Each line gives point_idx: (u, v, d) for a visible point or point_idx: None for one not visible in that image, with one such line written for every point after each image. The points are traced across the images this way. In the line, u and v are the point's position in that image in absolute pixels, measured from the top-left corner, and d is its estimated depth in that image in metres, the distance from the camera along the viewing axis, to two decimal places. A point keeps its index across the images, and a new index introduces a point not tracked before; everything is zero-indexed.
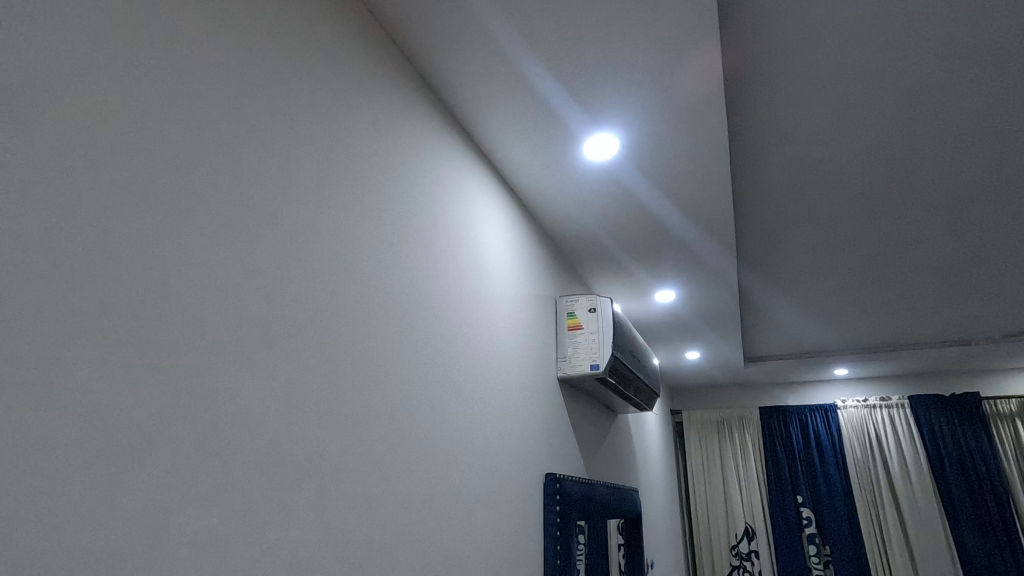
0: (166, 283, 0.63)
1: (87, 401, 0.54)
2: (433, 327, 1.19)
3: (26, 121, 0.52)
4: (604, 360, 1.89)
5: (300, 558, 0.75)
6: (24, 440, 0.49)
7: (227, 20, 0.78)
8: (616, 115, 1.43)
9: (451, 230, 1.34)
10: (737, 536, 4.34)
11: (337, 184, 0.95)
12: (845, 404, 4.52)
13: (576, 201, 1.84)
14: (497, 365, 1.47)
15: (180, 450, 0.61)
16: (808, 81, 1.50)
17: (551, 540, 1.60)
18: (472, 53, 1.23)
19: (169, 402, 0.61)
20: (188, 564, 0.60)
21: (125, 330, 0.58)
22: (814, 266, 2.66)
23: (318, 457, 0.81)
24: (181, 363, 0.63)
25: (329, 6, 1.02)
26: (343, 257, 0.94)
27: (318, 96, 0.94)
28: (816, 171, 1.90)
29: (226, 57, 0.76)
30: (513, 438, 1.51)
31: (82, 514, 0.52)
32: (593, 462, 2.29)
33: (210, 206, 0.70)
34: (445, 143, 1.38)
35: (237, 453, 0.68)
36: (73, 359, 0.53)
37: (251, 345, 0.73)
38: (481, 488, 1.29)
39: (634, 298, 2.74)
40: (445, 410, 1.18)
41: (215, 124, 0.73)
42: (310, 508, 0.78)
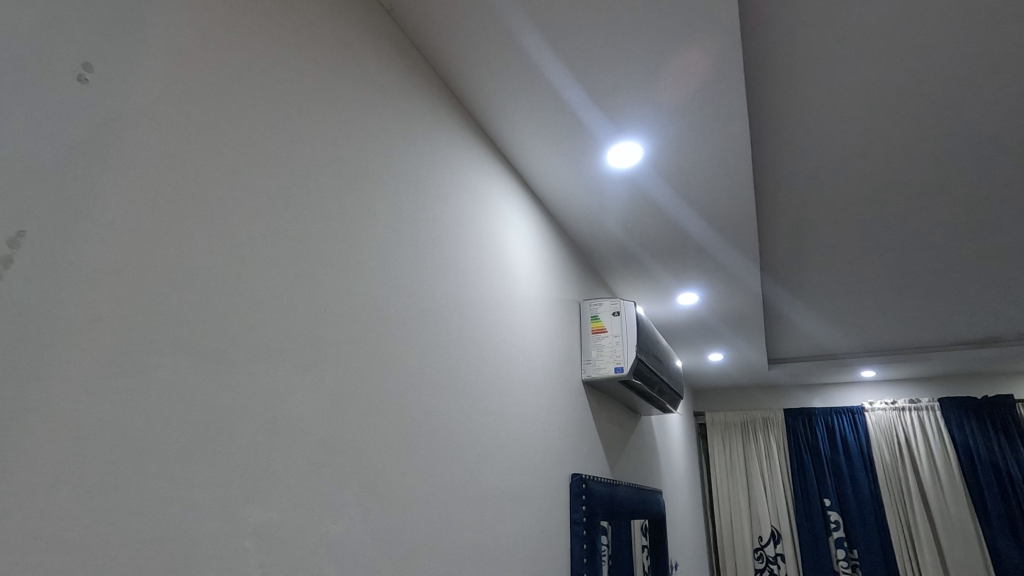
0: (229, 295, 0.69)
1: (168, 404, 0.60)
2: (463, 331, 1.24)
3: (116, 154, 0.59)
4: (628, 363, 1.92)
5: (348, 552, 0.81)
6: (118, 438, 0.55)
7: (277, 48, 0.84)
8: (640, 124, 1.46)
9: (480, 238, 1.39)
10: (762, 539, 4.31)
11: (374, 197, 1.01)
12: (872, 406, 4.44)
13: (599, 208, 1.87)
14: (523, 368, 1.51)
15: (244, 450, 0.67)
16: (832, 86, 1.51)
17: (578, 539, 1.64)
18: (498, 64, 1.27)
19: (234, 405, 0.67)
20: (253, 554, 0.66)
21: (192, 338, 0.64)
22: (840, 268, 2.64)
23: (362, 456, 0.87)
24: (243, 370, 0.69)
25: (364, 28, 1.07)
26: (381, 267, 0.99)
27: (356, 114, 1.00)
28: (841, 175, 1.90)
29: (276, 83, 0.82)
30: (540, 439, 1.55)
31: (166, 505, 0.58)
32: (616, 464, 2.32)
33: (264, 224, 0.76)
34: (472, 153, 1.43)
35: (290, 453, 0.74)
36: (153, 366, 0.59)
37: (301, 349, 0.79)
38: (511, 487, 1.34)
39: (656, 301, 2.75)
40: (474, 412, 1.23)
41: (267, 147, 0.79)
42: (355, 505, 0.84)
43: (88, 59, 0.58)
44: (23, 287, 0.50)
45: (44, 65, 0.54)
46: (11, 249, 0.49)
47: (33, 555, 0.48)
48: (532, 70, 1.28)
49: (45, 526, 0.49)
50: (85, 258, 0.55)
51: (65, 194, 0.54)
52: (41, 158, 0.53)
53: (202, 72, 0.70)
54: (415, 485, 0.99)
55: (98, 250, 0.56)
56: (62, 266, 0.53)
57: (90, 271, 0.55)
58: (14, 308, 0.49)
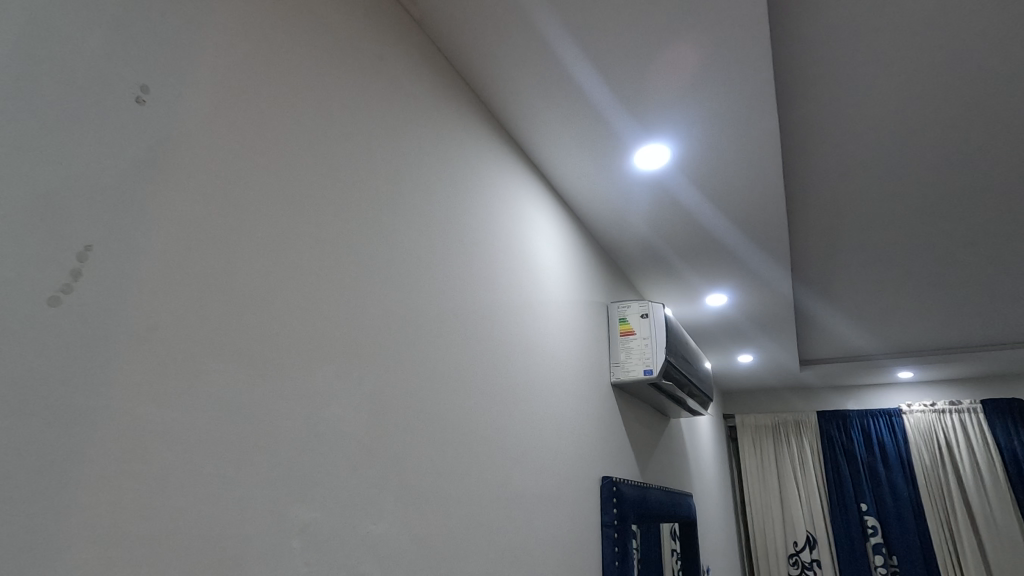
0: (275, 303, 0.72)
1: (221, 408, 0.63)
2: (493, 333, 1.25)
3: (171, 171, 0.62)
4: (657, 365, 1.91)
5: (387, 552, 0.83)
6: (179, 440, 0.58)
7: (315, 64, 0.87)
8: (668, 125, 1.46)
9: (509, 242, 1.40)
10: (797, 544, 4.22)
11: (407, 206, 1.03)
12: (910, 409, 4.31)
13: (626, 210, 1.87)
14: (552, 370, 1.52)
15: (290, 453, 0.70)
16: (865, 83, 1.48)
17: (609, 542, 1.64)
18: (524, 69, 1.28)
19: (280, 410, 0.70)
20: (299, 553, 0.69)
21: (242, 346, 0.67)
22: (875, 268, 2.57)
23: (400, 458, 0.89)
24: (289, 376, 0.72)
25: (398, 41, 1.10)
26: (415, 272, 1.02)
27: (390, 126, 1.02)
28: (875, 173, 1.85)
29: (314, 99, 0.85)
30: (570, 440, 1.55)
31: (223, 504, 0.61)
32: (646, 467, 2.30)
33: (305, 235, 0.79)
34: (500, 159, 1.44)
35: (332, 456, 0.76)
36: (205, 372, 0.62)
37: (343, 356, 0.81)
38: (543, 490, 1.35)
39: (684, 303, 2.73)
40: (506, 414, 1.24)
41: (307, 161, 0.81)
42: (395, 506, 0.86)
43: (145, 82, 0.61)
44: (90, 300, 0.53)
45: (107, 90, 0.57)
46: (80, 263, 0.53)
47: (106, 550, 0.51)
48: (559, 72, 1.28)
49: (115, 524, 0.52)
50: (145, 271, 0.58)
51: (129, 211, 0.57)
52: (105, 176, 0.56)
53: (246, 90, 0.73)
54: (452, 487, 1.01)
55: (156, 263, 0.59)
56: (125, 277, 0.56)
57: (150, 281, 0.58)
58: (85, 319, 0.52)
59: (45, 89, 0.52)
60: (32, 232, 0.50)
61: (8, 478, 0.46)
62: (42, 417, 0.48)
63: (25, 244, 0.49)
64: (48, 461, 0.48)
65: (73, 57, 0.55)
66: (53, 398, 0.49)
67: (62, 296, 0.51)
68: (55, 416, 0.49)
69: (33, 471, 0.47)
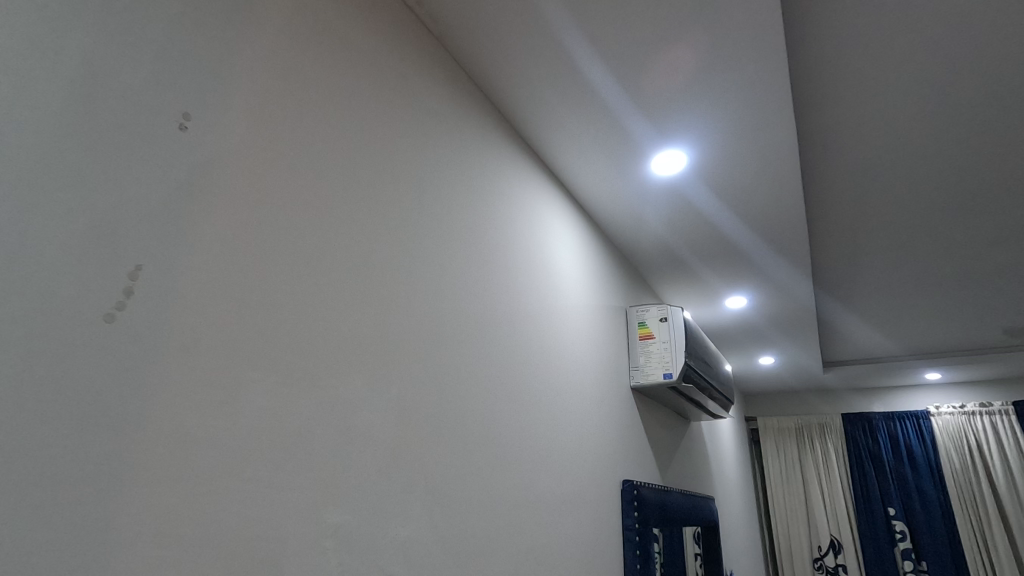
0: (308, 317, 0.75)
1: (259, 416, 0.67)
2: (514, 339, 1.28)
3: (211, 193, 0.66)
4: (677, 369, 1.92)
5: (415, 554, 0.86)
6: (222, 445, 0.62)
7: (342, 85, 0.90)
8: (685, 131, 1.47)
9: (529, 249, 1.43)
10: (821, 549, 4.16)
11: (429, 217, 1.06)
12: (938, 411, 4.22)
13: (644, 215, 1.88)
14: (572, 374, 1.53)
15: (324, 458, 0.74)
16: (884, 85, 1.47)
17: (631, 545, 1.65)
18: (541, 79, 1.31)
19: (315, 418, 0.73)
20: (333, 554, 0.72)
21: (280, 358, 0.70)
22: (899, 270, 2.53)
23: (426, 462, 0.92)
24: (322, 385, 0.76)
25: (420, 59, 1.14)
26: (439, 282, 1.05)
27: (412, 142, 1.06)
28: (896, 175, 1.84)
29: (341, 119, 0.89)
30: (590, 444, 1.56)
31: (262, 506, 0.65)
32: (667, 471, 2.30)
33: (334, 250, 0.82)
34: (518, 168, 1.47)
35: (363, 462, 0.80)
36: (245, 383, 0.66)
37: (372, 365, 0.85)
38: (565, 493, 1.37)
39: (704, 306, 2.72)
40: (527, 419, 1.26)
41: (335, 178, 0.85)
42: (422, 509, 0.89)
43: (187, 109, 0.65)
44: (141, 315, 0.57)
45: (153, 117, 0.61)
46: (131, 281, 0.56)
47: (160, 549, 0.54)
48: (575, 79, 1.30)
49: (166, 525, 0.55)
50: (189, 287, 0.62)
51: (175, 231, 0.61)
52: (153, 199, 0.60)
53: (279, 113, 0.77)
54: (477, 490, 1.04)
55: (199, 279, 0.63)
56: (172, 295, 0.60)
57: (194, 296, 0.62)
58: (136, 333, 0.56)
59: (98, 120, 0.56)
60: (88, 254, 0.53)
61: (70, 482, 0.49)
62: (99, 425, 0.52)
63: (84, 265, 0.53)
64: (104, 467, 0.52)
65: (123, 89, 0.59)
66: (111, 407, 0.53)
67: (116, 312, 0.55)
68: (110, 424, 0.53)
69: (94, 474, 0.51)
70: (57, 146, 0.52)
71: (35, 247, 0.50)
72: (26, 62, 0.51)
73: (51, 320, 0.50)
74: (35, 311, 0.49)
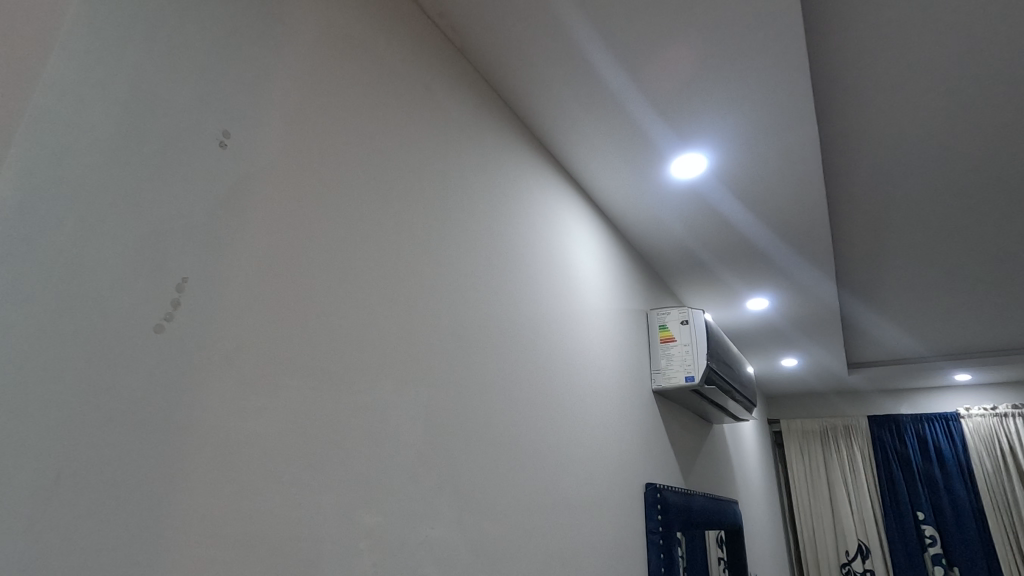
0: (340, 325, 0.78)
1: (296, 420, 0.69)
2: (536, 343, 1.29)
3: (248, 206, 0.69)
4: (699, 371, 1.91)
5: (443, 556, 0.87)
6: (260, 448, 0.64)
7: (368, 98, 0.93)
8: (705, 134, 1.48)
9: (549, 254, 1.44)
10: (849, 554, 4.08)
11: (453, 225, 1.08)
12: (968, 413, 4.12)
13: (663, 217, 1.88)
14: (594, 378, 1.54)
15: (357, 462, 0.76)
16: (907, 85, 1.46)
17: (654, 547, 1.65)
18: (560, 86, 1.33)
19: (347, 422, 0.76)
20: (366, 555, 0.74)
21: (314, 364, 0.73)
22: (926, 271, 2.48)
23: (454, 465, 0.94)
24: (354, 390, 0.78)
25: (442, 70, 1.16)
26: (463, 288, 1.07)
27: (436, 152, 1.08)
28: (921, 174, 1.81)
29: (367, 131, 0.91)
30: (612, 447, 1.57)
31: (299, 507, 0.67)
32: (690, 474, 2.29)
33: (364, 259, 0.85)
34: (538, 173, 1.49)
35: (393, 465, 0.82)
36: (282, 389, 0.68)
37: (401, 371, 0.87)
38: (588, 495, 1.38)
39: (725, 308, 2.71)
40: (550, 423, 1.27)
41: (362, 189, 0.87)
42: (450, 511, 0.91)
43: (226, 127, 0.68)
44: (186, 324, 0.59)
45: (195, 136, 0.64)
46: (178, 293, 0.59)
47: (208, 549, 0.57)
48: (594, 83, 1.31)
49: (212, 526, 0.58)
50: (230, 297, 0.64)
51: (216, 244, 0.64)
52: (196, 214, 0.62)
53: (310, 127, 0.80)
54: (502, 493, 1.05)
55: (238, 289, 0.65)
56: (213, 305, 0.62)
57: (234, 306, 0.65)
58: (182, 342, 0.59)
59: (146, 139, 0.59)
60: (138, 267, 0.56)
61: (125, 484, 0.52)
62: (149, 430, 0.55)
63: (133, 277, 0.56)
64: (155, 470, 0.54)
65: (168, 110, 0.62)
66: (160, 414, 0.56)
67: (164, 323, 0.58)
68: (160, 430, 0.55)
69: (146, 477, 0.54)
70: (109, 166, 0.55)
71: (90, 264, 0.53)
72: (82, 87, 0.54)
73: (107, 331, 0.53)
74: (93, 323, 0.52)
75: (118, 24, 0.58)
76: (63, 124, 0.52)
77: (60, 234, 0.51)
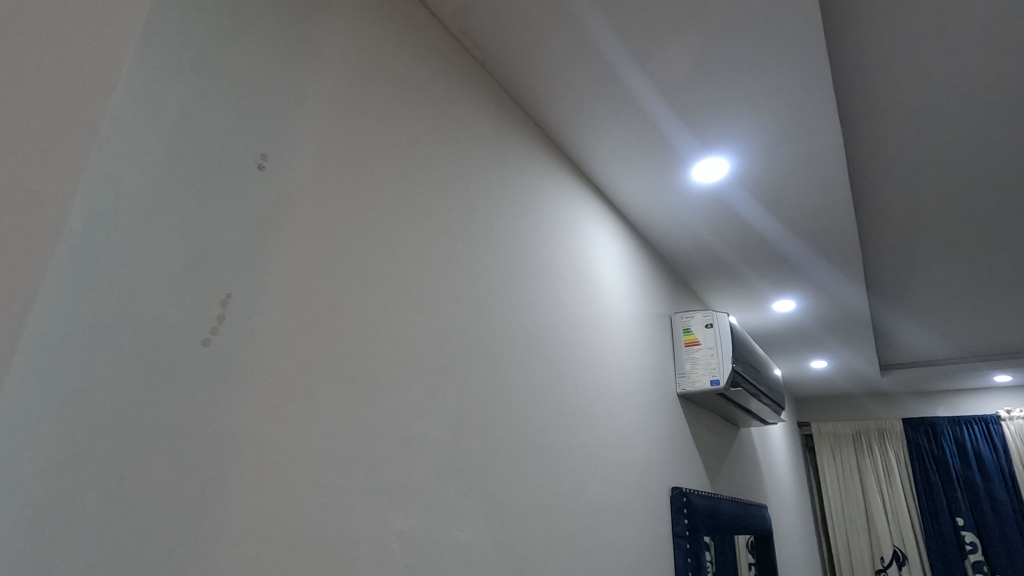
0: (373, 336, 0.81)
1: (333, 427, 0.73)
2: (561, 349, 1.31)
3: (285, 225, 0.73)
4: (724, 375, 1.91)
5: (472, 558, 0.90)
6: (301, 454, 0.68)
7: (395, 116, 0.96)
8: (727, 138, 1.48)
9: (572, 260, 1.46)
10: (884, 560, 3.98)
11: (478, 234, 1.11)
12: (1010, 415, 3.98)
13: (685, 221, 1.88)
14: (618, 383, 1.55)
15: (389, 467, 0.79)
16: (934, 84, 1.43)
17: (681, 552, 1.66)
18: (580, 94, 1.35)
19: (380, 430, 0.79)
20: (399, 556, 0.77)
21: (349, 374, 0.76)
22: (960, 271, 2.42)
23: (481, 469, 0.97)
24: (387, 396, 0.81)
25: (465, 84, 1.19)
26: (488, 296, 1.09)
27: (460, 164, 1.11)
28: (952, 174, 1.77)
29: (394, 148, 0.95)
30: (637, 452, 1.57)
31: (336, 511, 0.70)
32: (717, 479, 2.27)
33: (394, 272, 0.88)
34: (559, 181, 1.50)
35: (423, 471, 0.85)
36: (319, 398, 0.72)
37: (430, 379, 0.90)
38: (613, 499, 1.39)
39: (751, 310, 2.68)
40: (575, 428, 1.29)
41: (392, 205, 0.91)
42: (478, 514, 0.94)
43: (264, 150, 0.72)
44: (230, 339, 0.63)
45: (236, 160, 0.68)
46: (223, 308, 0.63)
47: (254, 549, 0.61)
48: (615, 91, 1.33)
49: (257, 528, 0.61)
50: (269, 311, 0.68)
51: (258, 262, 0.68)
52: (239, 234, 0.67)
53: (342, 148, 0.84)
54: (528, 497, 1.07)
55: (278, 303, 0.69)
56: (254, 321, 0.66)
57: (274, 320, 0.68)
58: (227, 355, 0.63)
59: (195, 166, 0.63)
60: (187, 286, 0.60)
61: (181, 489, 0.56)
62: (200, 437, 0.58)
63: (184, 295, 0.60)
64: (206, 474, 0.58)
65: (212, 137, 0.66)
66: (211, 423, 0.60)
67: (212, 337, 0.62)
68: (209, 438, 0.59)
69: (199, 481, 0.58)
70: (162, 192, 0.59)
71: (146, 283, 0.57)
72: (139, 121, 0.59)
73: (160, 346, 0.57)
74: (148, 340, 0.56)
75: (169, 59, 0.63)
76: (120, 154, 0.56)
77: (119, 257, 0.55)
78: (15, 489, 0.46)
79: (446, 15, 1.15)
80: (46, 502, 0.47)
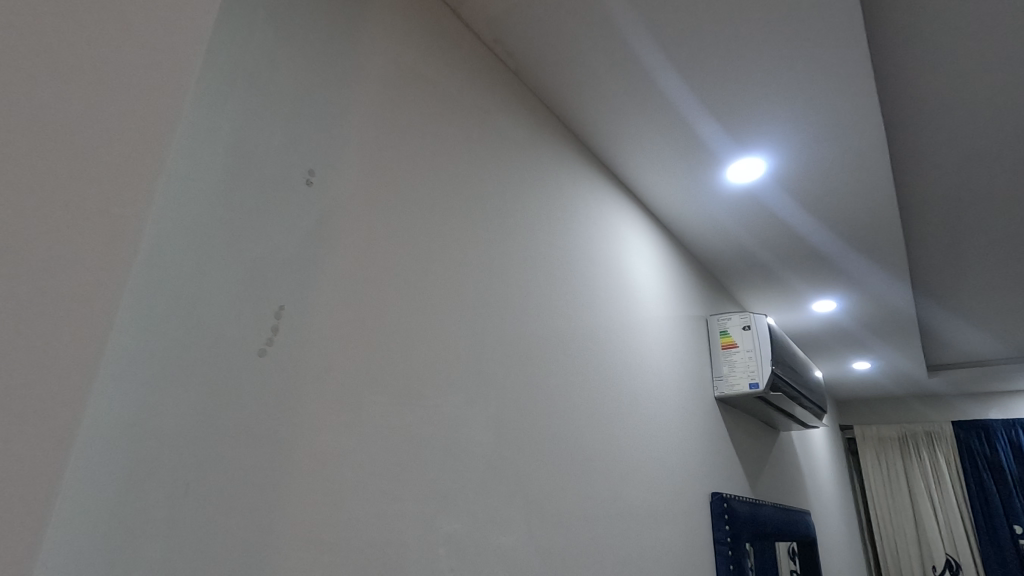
0: (417, 345, 0.83)
1: (381, 434, 0.75)
2: (597, 353, 1.31)
3: (332, 238, 0.75)
4: (764, 379, 1.86)
5: (516, 563, 0.91)
6: (352, 460, 0.70)
7: (433, 128, 0.99)
8: (762, 137, 1.45)
9: (607, 264, 1.46)
10: (936, 569, 3.81)
11: (515, 241, 1.13)
12: None
13: (720, 222, 1.85)
14: (655, 386, 1.54)
15: (435, 473, 0.81)
16: (982, 75, 1.38)
17: (723, 558, 1.63)
18: (611, 99, 1.35)
19: (425, 437, 0.81)
20: (446, 561, 0.79)
21: (395, 383, 0.78)
22: (1014, 267, 2.31)
23: (523, 475, 0.97)
24: (431, 404, 0.83)
25: (499, 93, 1.21)
26: (524, 302, 1.10)
27: (495, 172, 1.13)
28: (1003, 166, 1.70)
29: (433, 160, 0.97)
30: (675, 456, 1.56)
31: (386, 517, 0.72)
32: (757, 484, 2.22)
33: (435, 281, 0.90)
34: (592, 185, 1.50)
35: (467, 477, 0.86)
36: (367, 407, 0.74)
37: (471, 385, 0.91)
38: (653, 504, 1.37)
39: (789, 311, 2.62)
40: (613, 433, 1.29)
41: (431, 215, 0.93)
42: (521, 519, 0.94)
43: (311, 166, 0.75)
44: (284, 349, 0.66)
45: (286, 176, 0.71)
46: (276, 320, 0.66)
47: (310, 553, 0.63)
48: (647, 94, 1.32)
49: (312, 533, 0.64)
50: (319, 323, 0.70)
51: (308, 274, 0.71)
52: (290, 248, 0.69)
53: (385, 161, 0.86)
54: (568, 501, 1.07)
55: (328, 314, 0.72)
56: (304, 331, 0.68)
57: (324, 330, 0.71)
58: (280, 364, 0.65)
59: (249, 183, 0.66)
60: (243, 299, 0.63)
61: (242, 496, 0.59)
62: (257, 443, 0.61)
63: (241, 308, 0.63)
64: (265, 480, 0.61)
65: (263, 155, 0.69)
66: (268, 431, 0.62)
67: (267, 348, 0.64)
68: (267, 444, 0.62)
69: (259, 487, 0.60)
70: (218, 210, 0.62)
71: (207, 297, 0.60)
72: (199, 141, 0.62)
73: (218, 358, 0.60)
74: (209, 350, 0.59)
75: (224, 81, 0.66)
76: (182, 174, 0.59)
77: (182, 273, 0.58)
78: (96, 493, 0.49)
79: (479, 27, 1.17)
80: (120, 506, 0.50)
